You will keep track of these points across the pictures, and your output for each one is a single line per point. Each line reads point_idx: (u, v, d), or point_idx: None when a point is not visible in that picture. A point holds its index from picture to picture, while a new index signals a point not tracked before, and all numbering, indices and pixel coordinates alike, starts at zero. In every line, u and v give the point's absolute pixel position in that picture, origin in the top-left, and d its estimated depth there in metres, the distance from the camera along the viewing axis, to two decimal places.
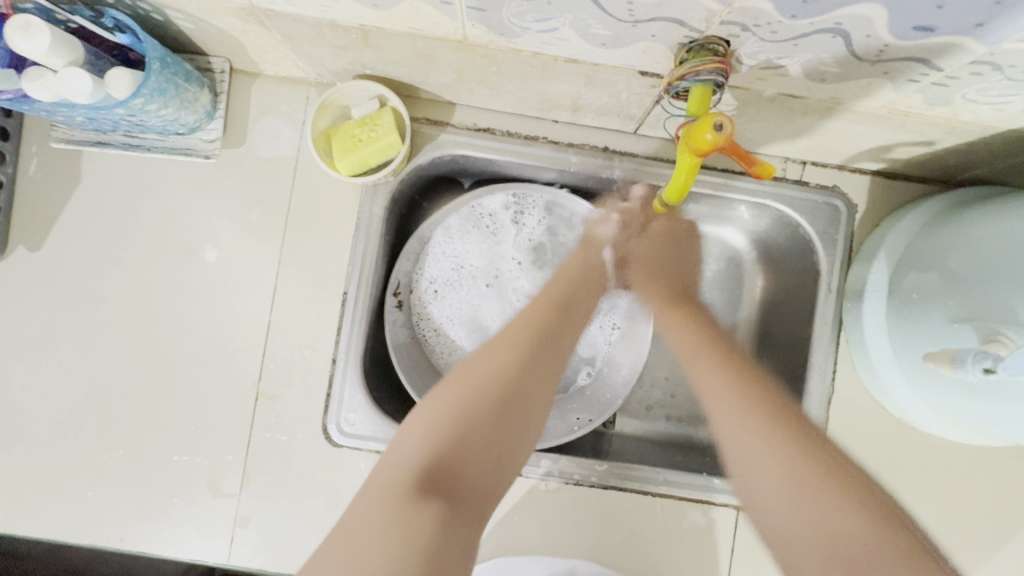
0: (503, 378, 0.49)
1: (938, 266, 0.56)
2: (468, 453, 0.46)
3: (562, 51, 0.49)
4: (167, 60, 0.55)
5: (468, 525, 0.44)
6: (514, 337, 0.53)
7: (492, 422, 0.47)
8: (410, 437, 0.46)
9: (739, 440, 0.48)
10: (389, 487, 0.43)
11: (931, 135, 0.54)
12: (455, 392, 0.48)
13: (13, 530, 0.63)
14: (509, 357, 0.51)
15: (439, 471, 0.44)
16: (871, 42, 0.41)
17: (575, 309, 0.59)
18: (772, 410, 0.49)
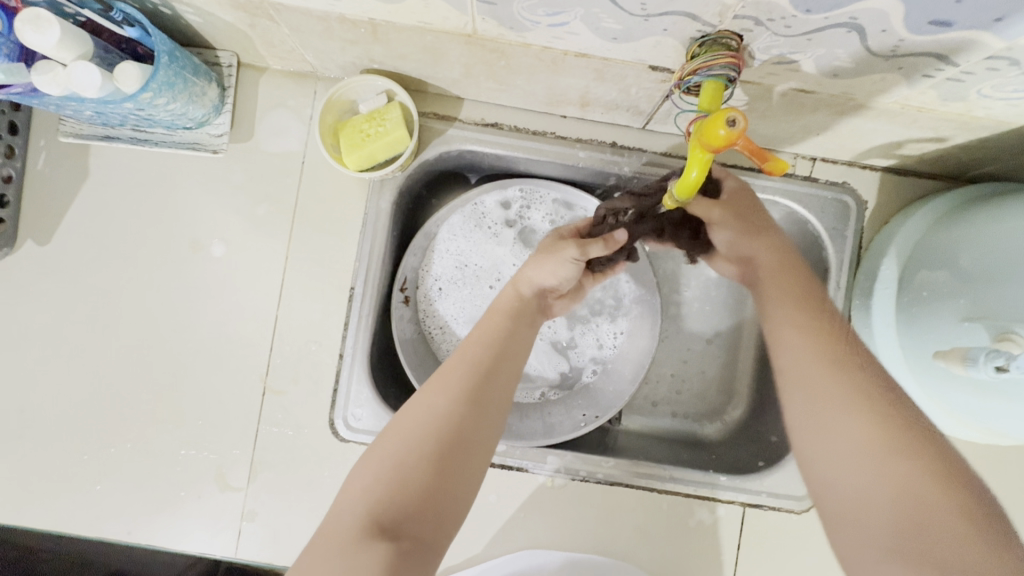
0: (444, 418, 0.47)
1: (948, 264, 0.55)
2: (416, 496, 0.43)
3: (572, 45, 0.49)
4: (175, 53, 0.54)
5: (415, 574, 0.41)
6: (458, 372, 0.51)
7: (434, 464, 0.45)
8: (356, 482, 0.45)
9: (820, 417, 0.46)
10: (331, 544, 0.41)
11: (944, 131, 0.54)
12: (395, 437, 0.46)
13: (22, 522, 0.63)
14: (450, 395, 0.49)
15: (383, 518, 0.42)
16: (886, 37, 0.40)
17: (517, 342, 0.57)
18: (866, 387, 0.46)
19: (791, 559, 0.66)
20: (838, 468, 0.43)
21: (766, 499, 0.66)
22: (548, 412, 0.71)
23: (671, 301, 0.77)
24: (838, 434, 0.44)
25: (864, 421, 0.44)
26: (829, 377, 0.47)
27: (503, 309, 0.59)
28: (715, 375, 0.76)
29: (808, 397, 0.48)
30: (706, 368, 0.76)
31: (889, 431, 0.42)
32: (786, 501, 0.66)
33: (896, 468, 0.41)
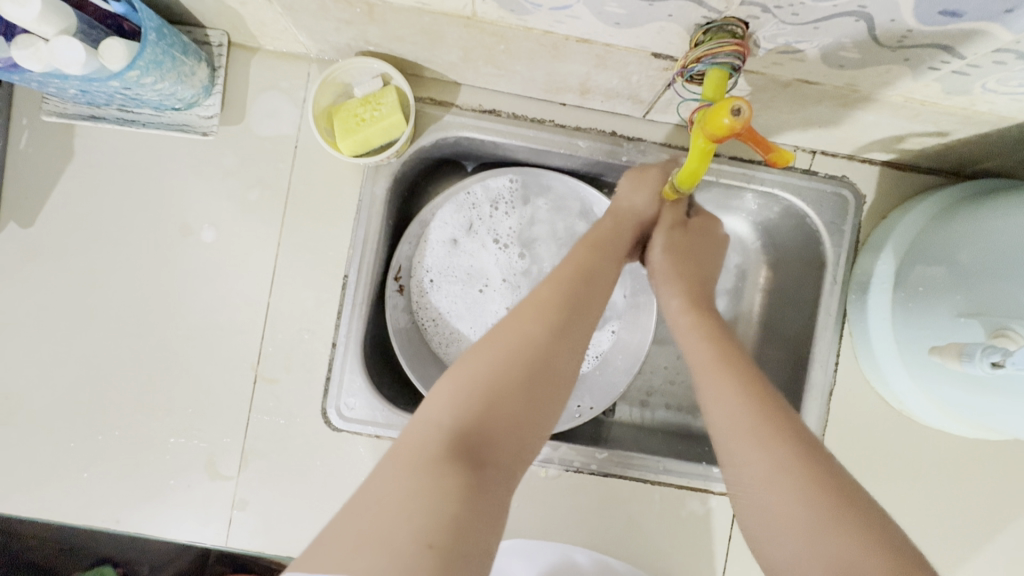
0: (524, 350, 0.46)
1: (947, 259, 0.55)
2: (496, 427, 0.43)
3: (574, 30, 0.47)
4: (163, 31, 0.53)
5: (491, 505, 0.40)
6: (547, 301, 0.50)
7: (520, 391, 0.44)
8: (440, 399, 0.44)
9: (734, 446, 0.45)
10: (416, 455, 0.40)
11: (946, 125, 0.54)
12: (478, 365, 0.45)
13: (6, 509, 0.62)
14: (540, 322, 0.48)
15: (469, 440, 0.41)
16: (894, 26, 0.39)
17: (607, 275, 0.56)
18: (764, 423, 0.44)
19: None
20: (762, 509, 0.42)
21: None
22: None
23: None
24: (749, 464, 0.43)
25: (774, 459, 0.42)
26: (744, 423, 0.45)
27: (588, 237, 0.58)
28: None
29: (728, 424, 0.46)
30: None
31: (804, 478, 0.41)
32: None
33: (826, 516, 0.39)
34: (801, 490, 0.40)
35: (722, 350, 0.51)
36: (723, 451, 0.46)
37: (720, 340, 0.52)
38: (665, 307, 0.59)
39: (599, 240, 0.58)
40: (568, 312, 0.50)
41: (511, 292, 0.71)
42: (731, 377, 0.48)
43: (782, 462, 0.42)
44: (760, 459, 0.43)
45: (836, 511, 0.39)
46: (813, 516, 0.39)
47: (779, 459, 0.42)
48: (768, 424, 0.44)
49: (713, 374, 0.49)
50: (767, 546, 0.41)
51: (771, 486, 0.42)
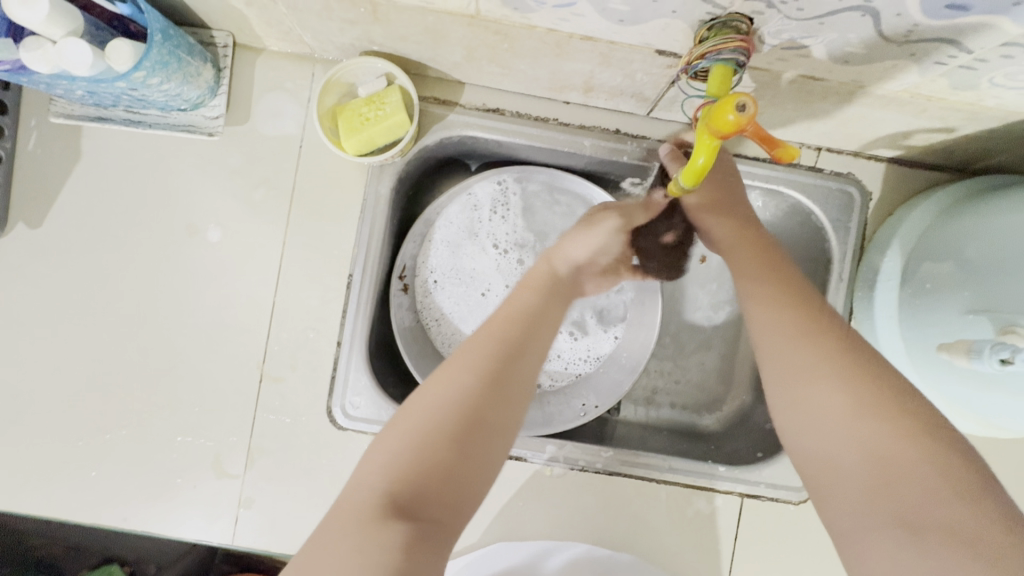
0: (460, 403, 0.46)
1: (954, 256, 0.55)
2: (435, 482, 0.43)
3: (577, 28, 0.47)
4: (169, 32, 0.53)
5: (431, 562, 0.40)
6: (481, 351, 0.50)
7: (455, 446, 0.45)
8: (376, 461, 0.44)
9: (805, 392, 0.47)
10: (358, 513, 0.41)
11: (953, 121, 0.53)
12: (416, 419, 0.46)
13: (16, 507, 0.63)
14: (475, 374, 0.48)
15: (408, 496, 0.42)
16: (901, 21, 0.39)
17: (546, 319, 0.56)
18: (845, 368, 0.46)
19: (785, 547, 0.66)
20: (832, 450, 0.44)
21: (765, 490, 0.66)
22: (547, 401, 0.70)
23: (671, 291, 0.76)
24: (822, 406, 0.46)
25: (852, 404, 0.44)
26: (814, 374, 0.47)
27: (524, 285, 0.59)
28: (714, 366, 0.76)
29: (800, 371, 0.48)
30: (706, 359, 0.76)
31: (882, 420, 0.43)
32: (784, 492, 0.66)
33: (894, 449, 0.41)
34: (870, 430, 0.43)
35: (791, 302, 0.53)
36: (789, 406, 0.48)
37: (807, 311, 0.52)
38: (729, 267, 0.60)
39: (535, 288, 0.58)
40: (503, 360, 0.50)
41: None
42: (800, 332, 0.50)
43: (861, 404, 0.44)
44: (835, 399, 0.45)
45: (906, 447, 0.41)
46: (885, 448, 0.41)
47: (856, 399, 0.44)
48: (837, 373, 0.46)
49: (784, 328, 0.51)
50: (833, 487, 0.43)
51: (845, 421, 0.44)
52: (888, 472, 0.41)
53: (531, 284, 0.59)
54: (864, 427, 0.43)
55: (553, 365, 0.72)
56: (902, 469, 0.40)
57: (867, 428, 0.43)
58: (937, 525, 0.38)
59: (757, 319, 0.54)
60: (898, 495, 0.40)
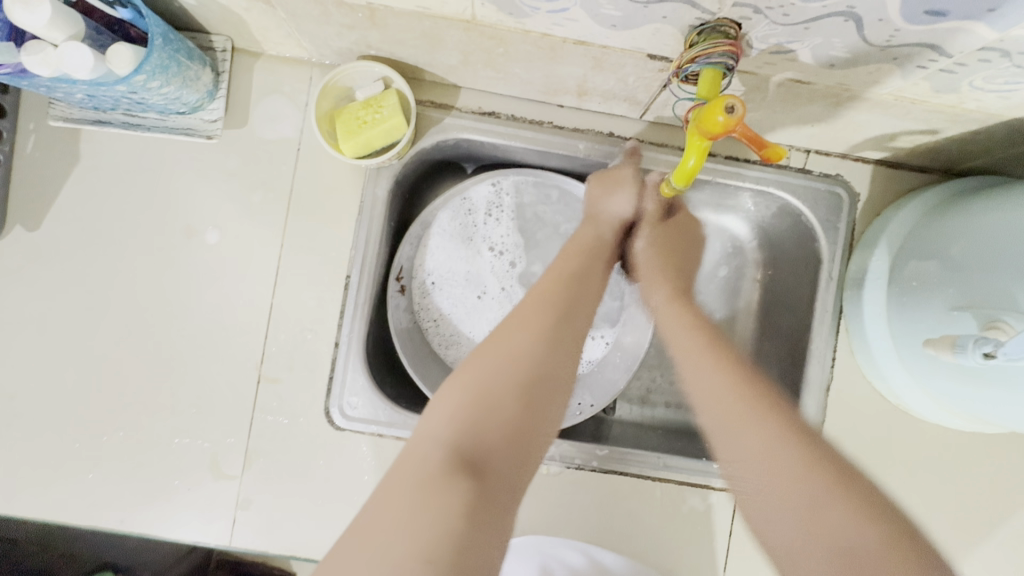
0: (516, 361, 0.47)
1: (939, 254, 0.56)
2: (495, 441, 0.44)
3: (571, 33, 0.49)
4: (169, 36, 0.54)
5: (497, 516, 0.42)
6: (540, 310, 0.51)
7: (518, 401, 0.46)
8: (437, 417, 0.45)
9: (726, 438, 0.48)
10: (422, 467, 0.42)
11: (936, 123, 0.55)
12: (476, 377, 0.47)
13: (12, 510, 0.62)
14: (532, 332, 0.49)
15: (472, 452, 0.43)
16: (882, 26, 0.41)
17: (591, 282, 0.57)
18: (756, 410, 0.48)
19: None
20: (766, 504, 0.45)
21: None
22: None
23: None
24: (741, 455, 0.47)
25: (778, 445, 0.46)
26: (733, 416, 0.48)
27: (572, 247, 0.60)
28: None
29: (720, 419, 0.49)
30: None
31: (803, 458, 0.45)
32: None
33: (803, 488, 0.43)
34: (787, 469, 0.44)
35: (706, 346, 0.54)
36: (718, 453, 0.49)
37: (733, 359, 0.52)
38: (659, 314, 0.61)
39: (579, 252, 0.59)
40: (559, 321, 0.51)
41: (510, 297, 0.72)
42: (716, 375, 0.51)
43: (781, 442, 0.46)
44: (754, 443, 0.46)
45: (819, 485, 0.43)
46: (795, 492, 0.44)
47: (782, 454, 0.45)
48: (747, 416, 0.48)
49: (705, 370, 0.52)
50: (766, 528, 0.45)
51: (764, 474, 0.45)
52: (807, 509, 0.43)
53: (578, 246, 0.60)
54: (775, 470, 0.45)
55: None
56: (809, 507, 0.43)
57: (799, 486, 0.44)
58: (856, 547, 0.40)
59: (682, 370, 0.54)
60: (819, 533, 0.42)
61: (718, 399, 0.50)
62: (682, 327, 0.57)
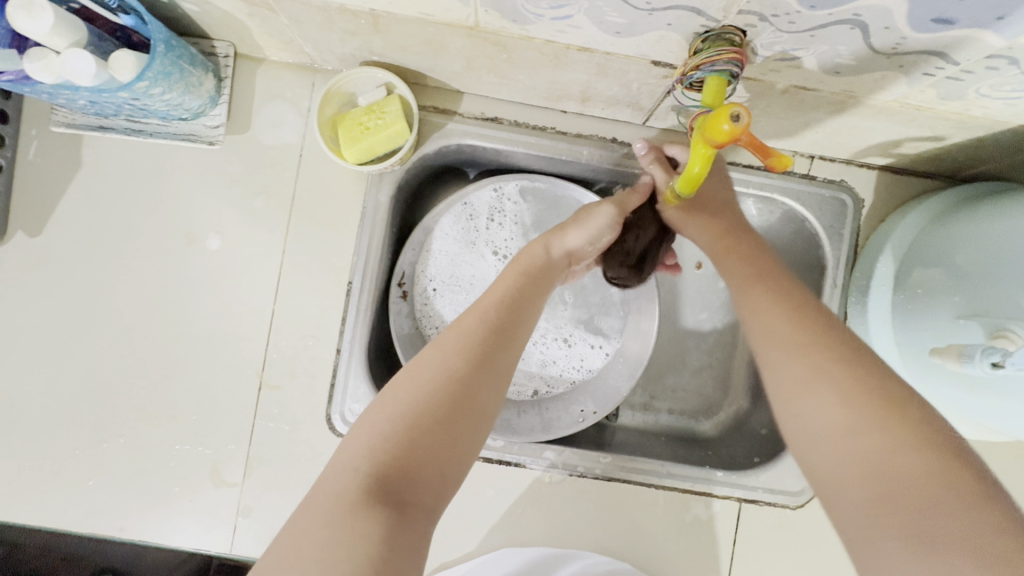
0: (437, 387, 0.44)
1: (945, 262, 0.56)
2: (411, 466, 0.41)
3: (575, 39, 0.48)
4: (172, 43, 0.53)
5: (408, 550, 0.38)
6: (469, 333, 0.49)
7: (435, 426, 0.42)
8: (362, 437, 0.42)
9: (809, 392, 0.45)
10: (337, 490, 0.39)
11: (942, 130, 0.54)
12: (395, 405, 0.43)
13: (11, 517, 0.62)
14: (460, 356, 0.47)
15: (388, 481, 0.39)
16: (889, 34, 0.40)
17: (531, 307, 0.54)
18: (844, 370, 0.44)
19: (783, 552, 0.67)
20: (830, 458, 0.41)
21: (763, 494, 0.66)
22: (546, 407, 0.70)
23: (668, 297, 0.77)
24: (819, 416, 0.43)
25: (850, 402, 0.42)
26: (811, 376, 0.45)
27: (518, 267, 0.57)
28: (711, 371, 0.77)
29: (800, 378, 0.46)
30: (702, 365, 0.77)
31: (880, 420, 0.40)
32: (781, 496, 0.66)
33: (892, 450, 0.39)
34: (871, 431, 0.40)
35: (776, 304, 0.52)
36: (798, 414, 0.45)
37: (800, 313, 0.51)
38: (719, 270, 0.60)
39: (529, 270, 0.57)
40: (485, 343, 0.48)
41: None
42: (797, 335, 0.48)
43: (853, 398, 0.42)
44: (834, 402, 0.43)
45: (901, 446, 0.39)
46: (899, 459, 0.38)
47: (859, 407, 0.42)
48: (831, 378, 0.44)
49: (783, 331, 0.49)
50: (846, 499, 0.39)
51: (836, 432, 0.42)
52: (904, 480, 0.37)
53: (529, 266, 0.57)
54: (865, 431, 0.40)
55: (547, 372, 0.71)
56: (900, 474, 0.38)
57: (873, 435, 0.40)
58: (932, 512, 0.35)
59: (758, 332, 0.51)
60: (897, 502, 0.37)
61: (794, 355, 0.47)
62: (755, 294, 0.54)
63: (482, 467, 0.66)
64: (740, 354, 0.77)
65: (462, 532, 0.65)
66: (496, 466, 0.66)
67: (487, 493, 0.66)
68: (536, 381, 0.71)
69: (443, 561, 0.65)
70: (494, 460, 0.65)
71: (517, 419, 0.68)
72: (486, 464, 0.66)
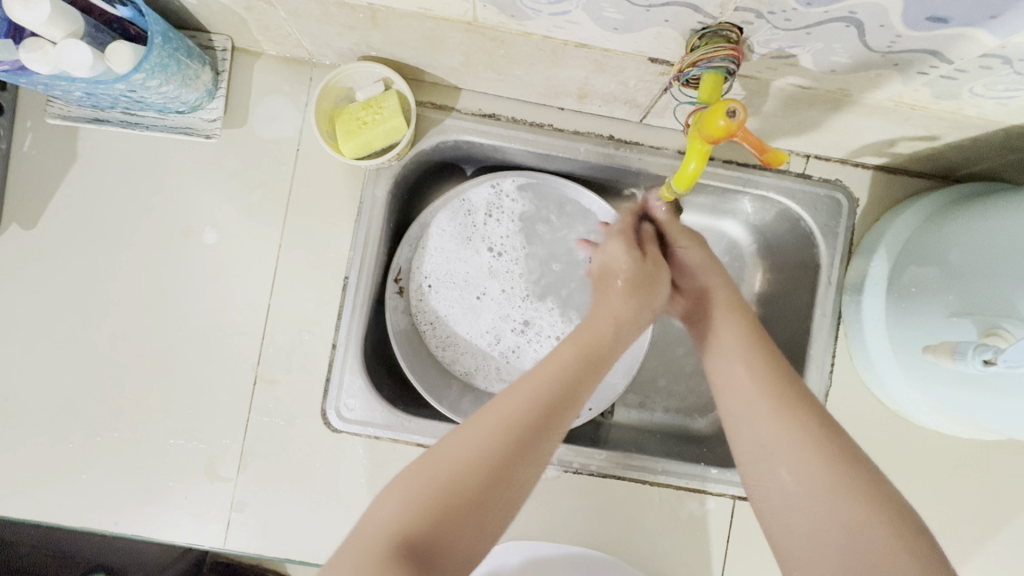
0: (477, 472, 0.41)
1: (938, 260, 0.56)
2: (433, 548, 0.38)
3: (573, 36, 0.49)
4: (169, 35, 0.53)
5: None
6: (521, 408, 0.45)
7: (463, 511, 0.40)
8: (392, 494, 0.42)
9: (767, 436, 0.47)
10: (356, 564, 0.37)
11: (936, 129, 0.55)
12: (425, 480, 0.41)
13: (4, 511, 0.62)
14: (508, 433, 0.43)
15: (407, 567, 0.37)
16: (884, 31, 0.40)
17: (588, 381, 0.49)
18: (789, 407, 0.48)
19: None
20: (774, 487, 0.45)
21: None
22: None
23: None
24: (775, 458, 0.46)
25: (804, 449, 0.45)
26: (775, 419, 0.47)
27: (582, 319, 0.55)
28: (707, 370, 0.77)
29: (755, 415, 0.49)
30: (698, 363, 0.77)
31: (836, 471, 0.43)
32: None
33: (839, 497, 0.42)
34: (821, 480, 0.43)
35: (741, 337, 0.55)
36: (756, 461, 0.47)
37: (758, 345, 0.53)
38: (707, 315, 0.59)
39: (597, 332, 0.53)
40: (540, 419, 0.45)
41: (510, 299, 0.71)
42: (760, 378, 0.50)
43: (808, 445, 0.45)
44: (791, 445, 0.46)
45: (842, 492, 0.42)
46: (820, 484, 0.43)
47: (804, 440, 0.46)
48: (795, 424, 0.47)
49: (743, 374, 0.51)
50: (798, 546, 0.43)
51: (794, 475, 0.45)
52: (854, 530, 0.41)
53: (590, 328, 0.53)
54: (822, 478, 0.43)
55: None
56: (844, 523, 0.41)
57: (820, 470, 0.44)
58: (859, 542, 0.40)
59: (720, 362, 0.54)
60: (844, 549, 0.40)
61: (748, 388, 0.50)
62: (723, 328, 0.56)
63: None
64: None
65: None
66: None
67: None
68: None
69: None
70: None
71: None
72: None
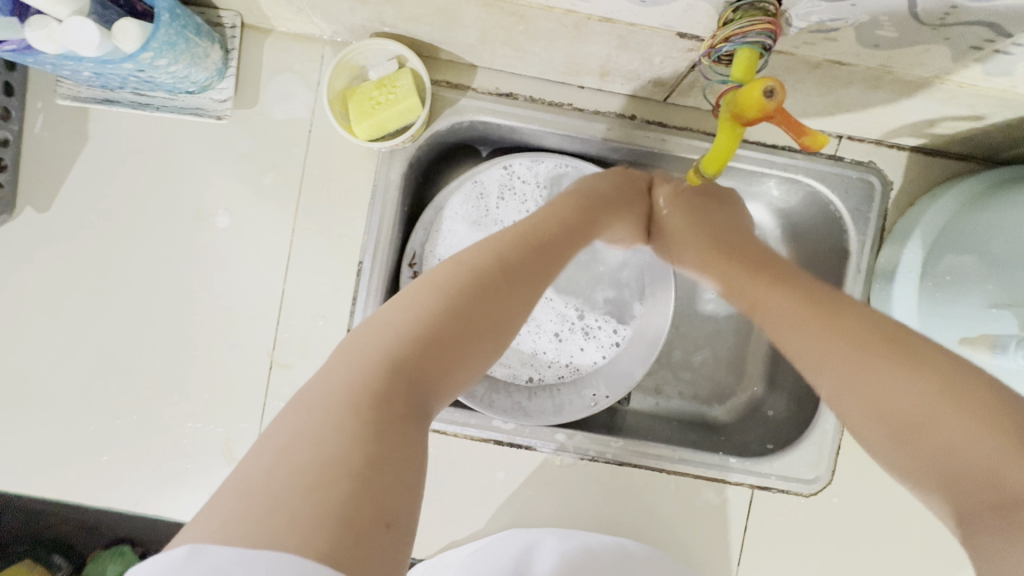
0: (445, 304, 0.41)
1: (978, 249, 0.54)
2: (414, 386, 0.38)
3: (596, 9, 0.46)
4: (176, 11, 0.52)
5: (404, 480, 0.34)
6: (475, 258, 0.46)
7: (449, 331, 0.40)
8: (386, 320, 0.40)
9: (854, 391, 0.42)
10: (315, 409, 0.35)
11: (983, 109, 0.52)
12: (397, 320, 0.40)
13: (26, 490, 0.63)
14: (475, 270, 0.44)
15: (394, 403, 0.36)
16: (937, 3, 0.37)
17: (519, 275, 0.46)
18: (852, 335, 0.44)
19: (793, 540, 0.66)
20: (899, 451, 0.39)
21: (776, 482, 0.65)
22: (558, 391, 0.69)
23: (684, 281, 0.75)
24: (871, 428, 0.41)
25: (870, 366, 0.41)
26: (854, 365, 0.42)
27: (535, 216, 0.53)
28: (726, 357, 0.75)
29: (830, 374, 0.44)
30: (718, 350, 0.75)
31: (908, 382, 0.39)
32: (795, 483, 0.65)
33: (935, 425, 0.37)
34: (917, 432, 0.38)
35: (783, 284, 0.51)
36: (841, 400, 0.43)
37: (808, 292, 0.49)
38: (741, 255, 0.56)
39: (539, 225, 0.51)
40: (502, 279, 0.45)
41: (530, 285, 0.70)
42: (811, 319, 0.46)
43: (870, 358, 0.42)
44: (874, 395, 0.40)
45: (940, 415, 0.37)
46: (931, 425, 0.37)
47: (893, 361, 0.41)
48: (874, 370, 0.41)
49: (813, 329, 0.46)
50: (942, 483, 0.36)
51: (881, 427, 0.40)
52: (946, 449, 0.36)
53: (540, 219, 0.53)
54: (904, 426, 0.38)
55: (541, 361, 0.69)
56: (970, 470, 0.35)
57: (924, 422, 0.37)
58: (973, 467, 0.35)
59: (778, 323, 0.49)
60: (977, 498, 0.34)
61: (820, 339, 0.45)
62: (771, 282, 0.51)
63: (493, 449, 0.66)
64: (756, 341, 0.75)
65: (471, 514, 0.65)
66: (508, 448, 0.66)
67: (498, 474, 0.66)
68: (530, 368, 0.69)
69: (453, 540, 0.65)
70: (506, 442, 0.66)
71: (528, 402, 0.68)
72: (496, 447, 0.66)
